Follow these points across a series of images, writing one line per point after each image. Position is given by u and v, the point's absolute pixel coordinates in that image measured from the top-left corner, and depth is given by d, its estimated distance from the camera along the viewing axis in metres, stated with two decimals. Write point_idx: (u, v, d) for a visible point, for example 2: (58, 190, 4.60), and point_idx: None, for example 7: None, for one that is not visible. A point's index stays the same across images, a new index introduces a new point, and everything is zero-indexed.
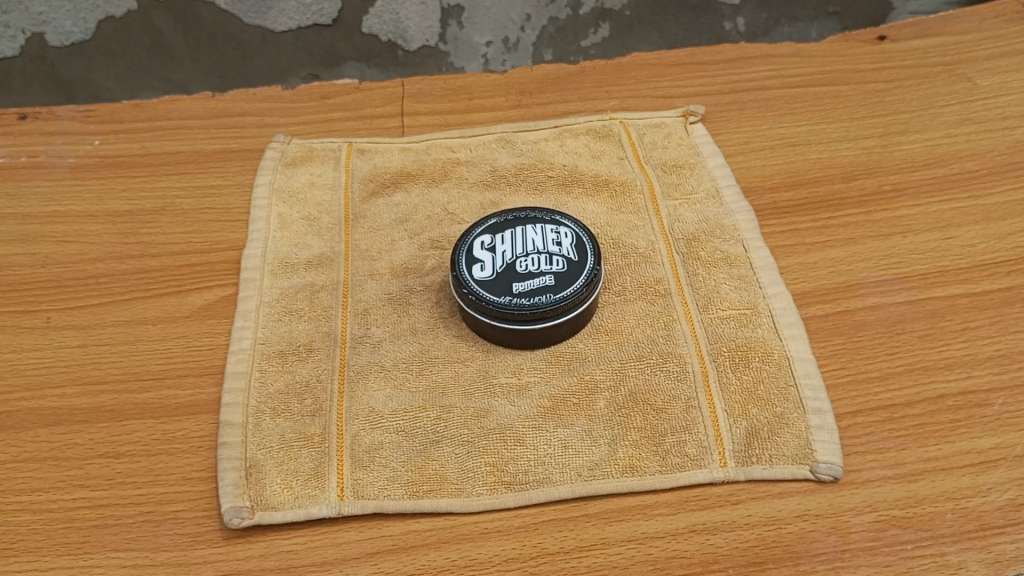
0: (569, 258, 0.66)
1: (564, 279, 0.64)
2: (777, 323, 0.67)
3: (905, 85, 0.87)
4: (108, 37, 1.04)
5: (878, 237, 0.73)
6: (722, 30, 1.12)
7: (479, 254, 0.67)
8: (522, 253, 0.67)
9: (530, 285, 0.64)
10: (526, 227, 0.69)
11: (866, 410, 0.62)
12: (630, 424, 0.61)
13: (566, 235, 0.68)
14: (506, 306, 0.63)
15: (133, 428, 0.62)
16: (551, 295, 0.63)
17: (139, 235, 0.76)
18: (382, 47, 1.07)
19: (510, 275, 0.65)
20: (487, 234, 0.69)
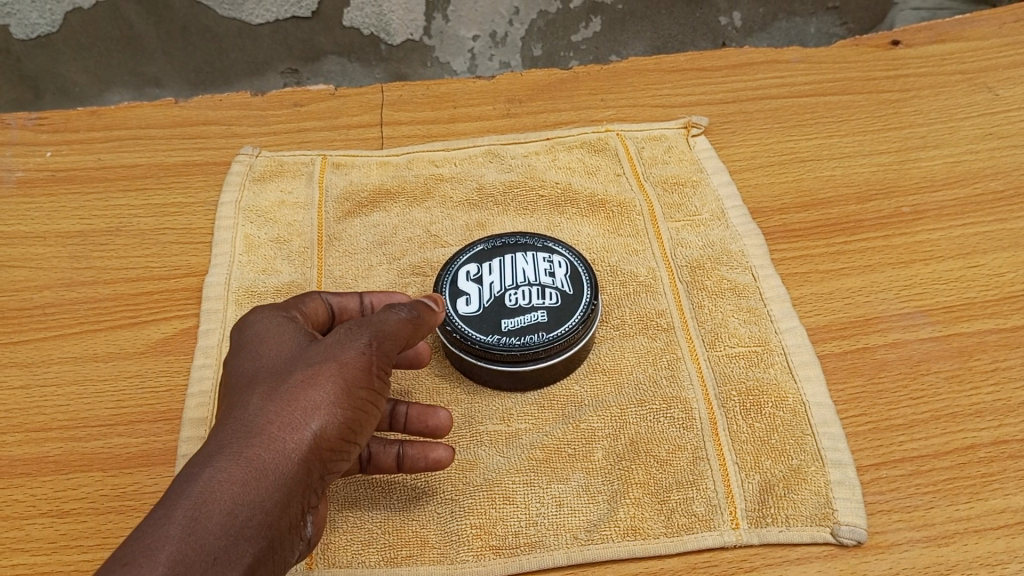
0: (563, 290, 0.60)
1: (558, 314, 0.58)
2: (791, 362, 0.61)
3: (922, 95, 0.82)
4: (76, 30, 0.97)
5: (897, 265, 0.67)
6: (717, 25, 1.05)
7: (464, 286, 0.61)
8: (513, 284, 0.60)
9: (522, 321, 0.58)
10: (516, 255, 0.63)
11: (890, 462, 0.56)
12: (631, 479, 0.55)
13: (560, 264, 0.62)
14: (495, 345, 0.57)
15: (78, 482, 0.56)
16: (543, 334, 0.57)
17: (92, 259, 0.69)
18: (364, 41, 1.00)
19: (500, 309, 0.59)
20: (473, 264, 0.62)
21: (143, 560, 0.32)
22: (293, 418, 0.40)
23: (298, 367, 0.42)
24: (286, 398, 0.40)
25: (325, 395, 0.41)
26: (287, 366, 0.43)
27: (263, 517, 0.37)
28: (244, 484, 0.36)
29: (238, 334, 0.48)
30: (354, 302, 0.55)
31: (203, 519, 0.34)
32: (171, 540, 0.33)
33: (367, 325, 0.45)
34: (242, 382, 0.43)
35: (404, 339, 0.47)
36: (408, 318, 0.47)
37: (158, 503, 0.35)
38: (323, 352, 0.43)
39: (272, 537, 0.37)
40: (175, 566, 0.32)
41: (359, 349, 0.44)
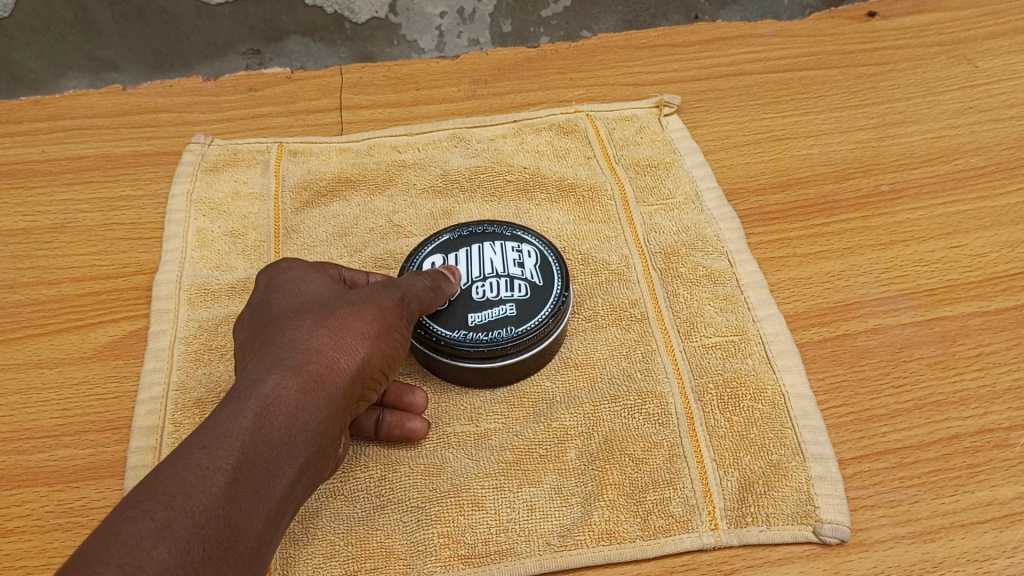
0: (533, 283, 0.57)
1: (528, 308, 0.55)
2: (770, 352, 0.58)
3: (899, 68, 0.79)
4: (28, 14, 0.81)
5: (877, 246, 0.65)
6: None
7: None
8: (480, 276, 0.57)
9: (489, 315, 0.55)
10: (483, 246, 0.59)
11: (873, 455, 0.54)
12: (605, 480, 0.53)
13: (529, 254, 0.59)
14: (461, 340, 0.53)
15: (23, 498, 0.53)
16: (512, 328, 0.54)
17: (36, 258, 0.66)
18: (326, 20, 0.85)
19: (466, 302, 0.56)
20: (437, 255, 0.59)
21: (215, 449, 0.34)
22: (344, 342, 0.41)
23: (341, 303, 0.44)
24: (336, 324, 0.42)
25: (369, 326, 0.43)
26: (329, 302, 0.44)
27: (316, 429, 0.38)
28: (304, 392, 0.38)
29: (268, 278, 0.49)
30: (364, 277, 0.53)
31: (267, 418, 0.36)
32: (241, 433, 0.35)
33: (397, 285, 0.48)
34: (284, 311, 0.44)
35: (427, 301, 0.49)
36: (429, 285, 0.50)
37: (224, 402, 0.37)
38: (363, 295, 0.45)
39: (320, 446, 0.39)
40: (242, 459, 0.34)
41: (393, 300, 0.46)
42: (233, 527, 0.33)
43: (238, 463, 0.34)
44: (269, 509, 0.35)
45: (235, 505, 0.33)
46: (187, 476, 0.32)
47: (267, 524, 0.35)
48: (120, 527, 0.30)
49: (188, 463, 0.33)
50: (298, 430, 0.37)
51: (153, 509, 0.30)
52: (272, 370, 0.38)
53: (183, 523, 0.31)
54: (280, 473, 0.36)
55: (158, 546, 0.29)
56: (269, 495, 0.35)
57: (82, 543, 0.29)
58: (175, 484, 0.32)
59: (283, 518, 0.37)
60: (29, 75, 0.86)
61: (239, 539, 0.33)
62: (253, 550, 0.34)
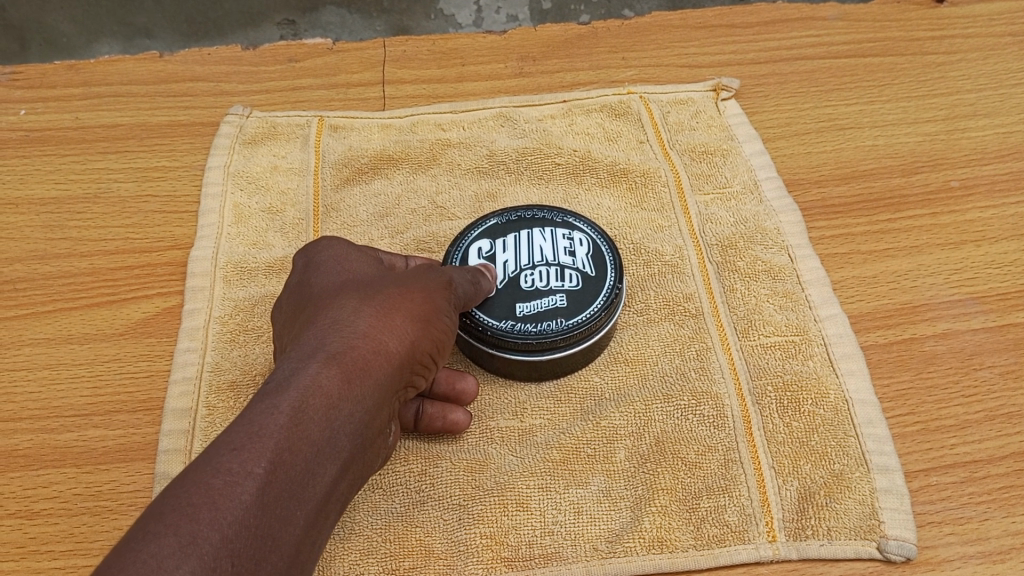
0: (584, 272, 0.54)
1: (579, 299, 0.52)
2: (832, 354, 0.55)
3: (970, 58, 0.75)
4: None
5: (946, 246, 0.62)
6: None
7: (475, 265, 0.54)
8: (529, 264, 0.54)
9: (539, 305, 0.52)
10: (531, 231, 0.56)
11: (940, 468, 0.51)
12: (657, 485, 0.50)
13: (581, 242, 0.56)
14: (509, 332, 0.51)
15: (50, 479, 0.51)
16: (563, 321, 0.51)
17: (68, 229, 0.64)
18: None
19: (514, 291, 0.53)
20: (483, 240, 0.56)
21: (249, 449, 0.31)
22: (389, 329, 0.38)
23: (385, 288, 0.41)
24: (380, 310, 0.39)
25: (415, 313, 0.40)
26: (373, 285, 0.41)
27: (358, 423, 0.35)
28: (346, 383, 0.35)
29: (308, 258, 0.46)
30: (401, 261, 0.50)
31: (306, 413, 0.33)
32: (277, 430, 0.32)
33: (445, 274, 0.45)
34: (325, 294, 0.41)
35: (468, 299, 0.47)
36: (471, 282, 0.47)
37: (259, 393, 0.34)
38: (410, 280, 0.42)
39: (363, 440, 0.36)
40: (276, 460, 0.31)
41: (440, 287, 0.43)
42: (267, 535, 0.30)
43: (273, 465, 0.31)
44: (307, 513, 0.32)
45: (269, 512, 0.30)
46: (216, 482, 0.29)
47: (305, 528, 0.32)
48: (142, 544, 0.27)
49: (218, 466, 0.30)
50: (339, 425, 0.34)
51: (178, 523, 0.27)
52: (310, 358, 0.35)
53: (210, 537, 0.28)
54: (319, 473, 0.33)
55: (182, 564, 0.26)
56: (307, 496, 0.32)
57: (101, 561, 0.26)
58: (202, 493, 0.29)
59: (324, 520, 0.34)
60: (63, 40, 0.85)
61: (274, 549, 0.30)
62: (289, 558, 0.31)
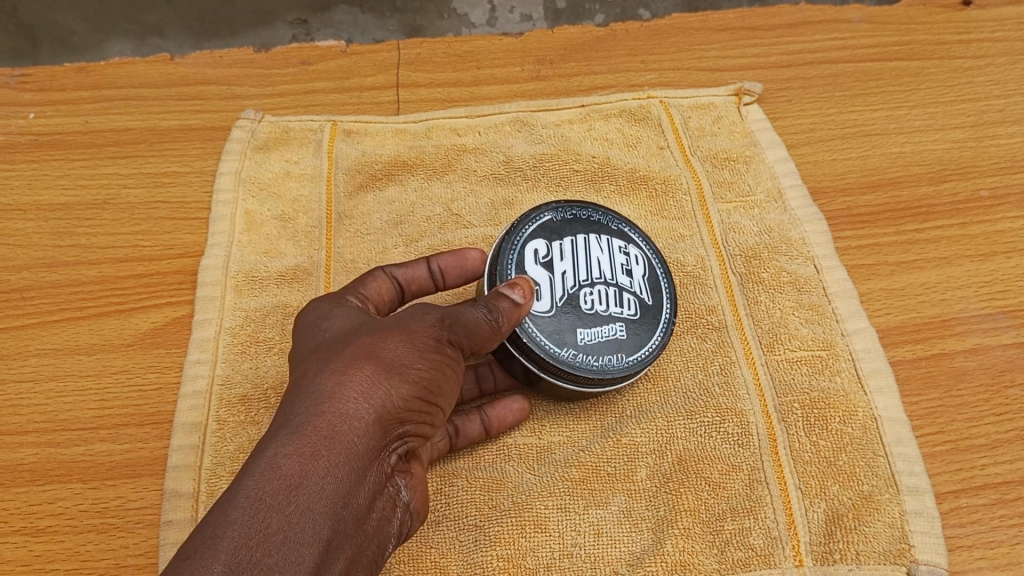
0: (640, 297, 0.51)
1: (637, 333, 0.50)
2: (860, 370, 0.54)
3: (998, 63, 0.73)
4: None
5: (975, 257, 0.60)
6: None
7: (531, 271, 0.49)
8: (588, 279, 0.50)
9: (599, 334, 0.49)
10: (588, 235, 0.51)
11: (971, 490, 0.50)
12: (679, 506, 0.49)
13: (636, 258, 0.52)
14: (570, 366, 0.47)
15: (56, 495, 0.50)
16: (623, 357, 0.49)
17: (76, 235, 0.63)
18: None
19: (573, 312, 0.49)
20: (538, 239, 0.50)
21: (201, 554, 0.29)
22: (358, 383, 0.36)
23: (359, 340, 0.39)
24: (347, 365, 0.37)
25: (389, 359, 0.37)
26: (346, 341, 0.40)
27: (334, 492, 0.33)
28: (310, 454, 0.33)
29: (297, 329, 0.46)
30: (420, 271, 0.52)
31: (264, 499, 0.31)
32: (232, 527, 0.30)
33: (438, 308, 0.42)
34: (304, 364, 0.40)
35: (484, 334, 0.42)
36: (490, 316, 0.42)
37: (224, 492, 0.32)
38: (389, 325, 0.40)
39: (349, 509, 0.33)
40: (232, 560, 0.29)
41: (425, 323, 0.40)
42: None
43: (230, 564, 0.29)
44: None
45: None
46: None
47: None
48: None
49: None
50: (309, 501, 0.32)
51: None
52: (274, 438, 0.33)
53: None
54: (298, 557, 0.31)
55: None
56: None
57: None
58: None
59: None
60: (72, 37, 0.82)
61: None
62: None
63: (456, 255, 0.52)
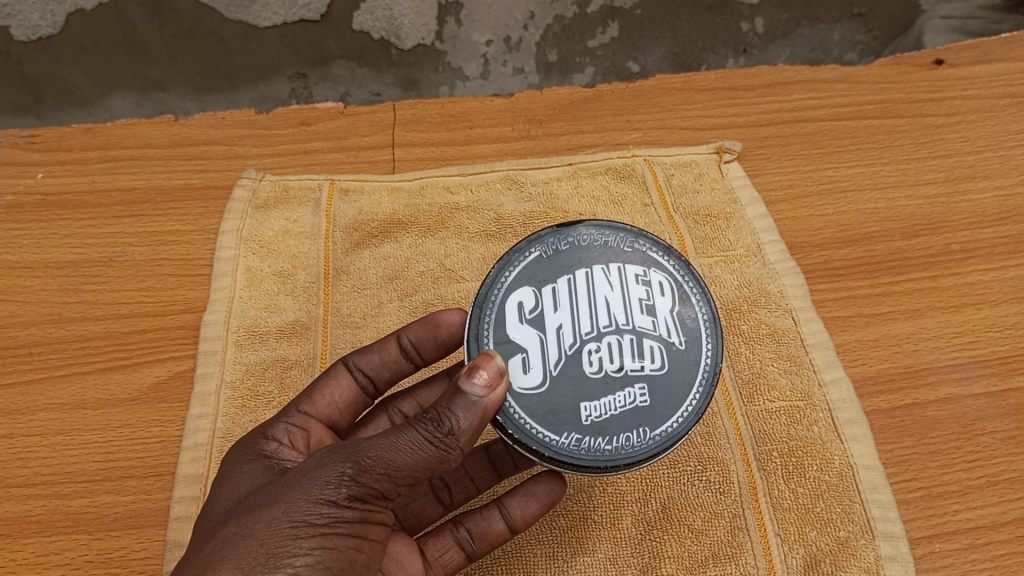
0: (668, 343, 0.44)
1: (664, 395, 0.43)
2: (836, 419, 0.56)
3: (969, 120, 0.75)
4: (78, 32, 0.84)
5: (947, 309, 0.63)
6: (739, 32, 0.91)
7: (518, 331, 0.44)
8: (594, 332, 0.44)
9: (613, 403, 0.43)
10: (593, 271, 0.45)
11: (944, 535, 0.52)
12: (663, 552, 0.51)
13: (660, 289, 0.46)
14: (576, 453, 0.41)
15: (63, 546, 0.53)
16: (645, 432, 0.42)
17: (83, 292, 0.65)
18: (373, 45, 0.88)
19: (576, 379, 0.43)
20: (525, 287, 0.45)
21: None
22: None
23: (240, 519, 0.37)
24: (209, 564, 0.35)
25: (259, 547, 0.35)
26: (234, 518, 0.38)
27: None
28: None
29: (216, 483, 0.45)
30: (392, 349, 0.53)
31: None
32: None
33: (350, 447, 0.39)
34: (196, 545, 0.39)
35: (414, 463, 0.38)
36: (423, 441, 0.39)
37: None
38: (280, 490, 0.38)
39: None
40: None
41: (324, 478, 0.37)
42: None
43: None
44: None
45: None
46: None
47: None
48: None
49: None
50: None
51: None
52: None
53: None
54: None
55: None
56: None
57: None
58: None
59: None
60: (76, 92, 0.88)
61: None
62: None
63: (422, 325, 0.52)
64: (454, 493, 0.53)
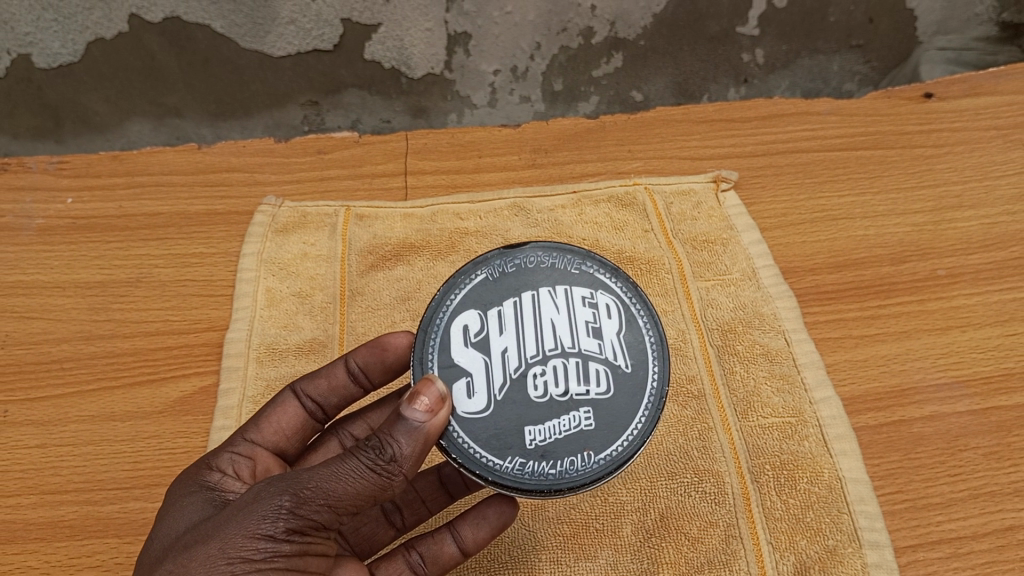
0: (614, 366, 0.46)
1: (609, 419, 0.45)
2: (827, 435, 0.59)
3: (957, 151, 0.78)
4: (98, 60, 0.88)
5: (933, 331, 0.66)
6: (740, 62, 0.95)
7: (462, 355, 0.46)
8: (540, 357, 0.46)
9: (557, 427, 0.45)
10: (539, 295, 0.48)
11: (927, 544, 0.55)
12: (661, 559, 0.54)
13: (606, 312, 0.48)
14: (519, 476, 0.43)
15: (94, 549, 0.56)
16: (590, 456, 0.44)
17: (111, 311, 0.69)
18: (384, 74, 0.92)
19: (521, 404, 0.45)
20: (474, 313, 0.47)
21: None
22: None
23: (182, 550, 0.39)
24: None
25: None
26: (179, 548, 0.40)
27: None
28: None
29: (161, 508, 0.47)
30: (340, 373, 0.54)
31: None
32: None
33: (291, 479, 0.40)
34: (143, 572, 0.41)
35: (355, 493, 0.39)
36: (366, 470, 0.40)
37: None
38: (223, 521, 0.39)
39: None
40: None
41: (264, 510, 0.39)
42: None
43: None
44: None
45: None
46: None
47: None
48: None
49: None
50: None
51: None
52: None
53: None
54: None
55: None
56: None
57: None
58: None
59: None
60: (96, 117, 0.93)
61: None
62: None
63: (369, 349, 0.53)
64: (404, 516, 0.55)
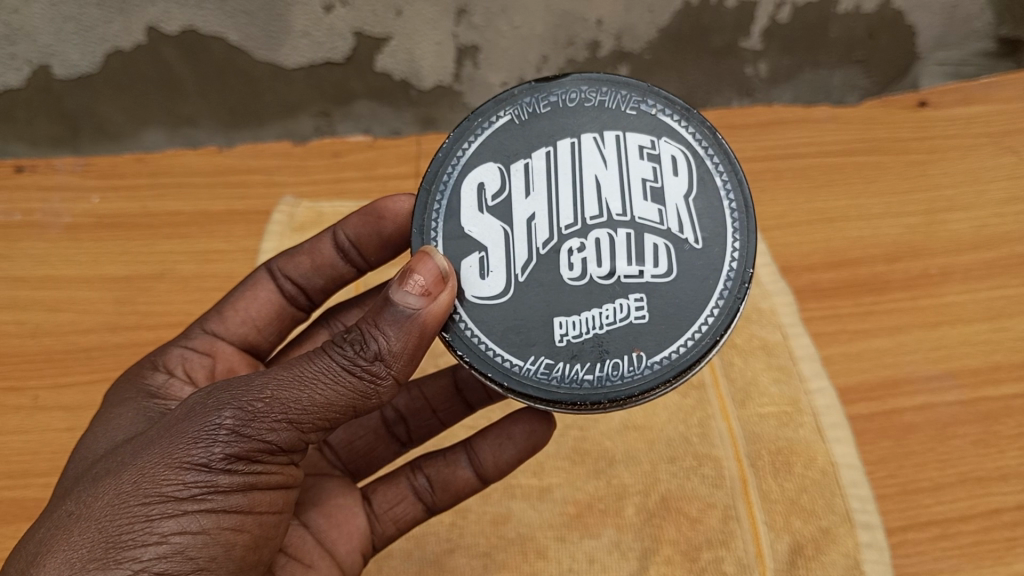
0: (677, 241, 0.44)
1: (664, 310, 0.43)
2: (822, 423, 0.61)
3: (950, 156, 0.79)
4: (116, 70, 0.86)
5: (924, 326, 0.68)
6: (744, 76, 0.93)
7: (481, 220, 0.45)
8: (581, 228, 0.44)
9: (601, 318, 0.43)
10: (580, 145, 0.45)
11: (917, 526, 0.58)
12: (661, 537, 0.57)
13: (670, 164, 0.45)
14: (545, 381, 0.42)
15: None
16: (642, 357, 0.42)
17: (136, 304, 0.72)
18: (394, 86, 0.90)
19: (551, 285, 0.44)
20: (497, 170, 0.45)
21: None
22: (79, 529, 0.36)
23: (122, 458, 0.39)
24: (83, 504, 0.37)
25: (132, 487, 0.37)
26: (118, 455, 0.40)
27: None
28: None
29: (103, 402, 0.49)
30: (327, 247, 0.56)
31: None
32: None
33: (243, 388, 0.39)
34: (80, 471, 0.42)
35: (322, 403, 0.39)
36: (336, 378, 0.39)
37: None
38: (167, 429, 0.39)
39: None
40: None
41: (210, 422, 0.38)
42: None
43: None
44: None
45: None
46: None
47: None
48: None
49: None
50: None
51: None
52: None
53: None
54: None
55: None
56: None
57: None
58: None
59: None
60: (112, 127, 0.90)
61: None
62: None
63: (362, 221, 0.54)
64: (409, 428, 0.57)
